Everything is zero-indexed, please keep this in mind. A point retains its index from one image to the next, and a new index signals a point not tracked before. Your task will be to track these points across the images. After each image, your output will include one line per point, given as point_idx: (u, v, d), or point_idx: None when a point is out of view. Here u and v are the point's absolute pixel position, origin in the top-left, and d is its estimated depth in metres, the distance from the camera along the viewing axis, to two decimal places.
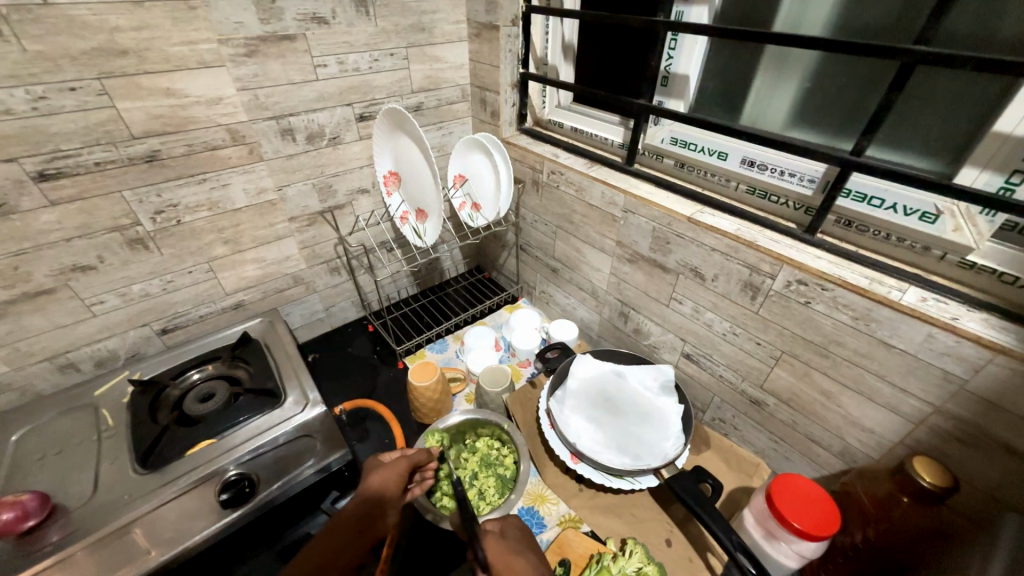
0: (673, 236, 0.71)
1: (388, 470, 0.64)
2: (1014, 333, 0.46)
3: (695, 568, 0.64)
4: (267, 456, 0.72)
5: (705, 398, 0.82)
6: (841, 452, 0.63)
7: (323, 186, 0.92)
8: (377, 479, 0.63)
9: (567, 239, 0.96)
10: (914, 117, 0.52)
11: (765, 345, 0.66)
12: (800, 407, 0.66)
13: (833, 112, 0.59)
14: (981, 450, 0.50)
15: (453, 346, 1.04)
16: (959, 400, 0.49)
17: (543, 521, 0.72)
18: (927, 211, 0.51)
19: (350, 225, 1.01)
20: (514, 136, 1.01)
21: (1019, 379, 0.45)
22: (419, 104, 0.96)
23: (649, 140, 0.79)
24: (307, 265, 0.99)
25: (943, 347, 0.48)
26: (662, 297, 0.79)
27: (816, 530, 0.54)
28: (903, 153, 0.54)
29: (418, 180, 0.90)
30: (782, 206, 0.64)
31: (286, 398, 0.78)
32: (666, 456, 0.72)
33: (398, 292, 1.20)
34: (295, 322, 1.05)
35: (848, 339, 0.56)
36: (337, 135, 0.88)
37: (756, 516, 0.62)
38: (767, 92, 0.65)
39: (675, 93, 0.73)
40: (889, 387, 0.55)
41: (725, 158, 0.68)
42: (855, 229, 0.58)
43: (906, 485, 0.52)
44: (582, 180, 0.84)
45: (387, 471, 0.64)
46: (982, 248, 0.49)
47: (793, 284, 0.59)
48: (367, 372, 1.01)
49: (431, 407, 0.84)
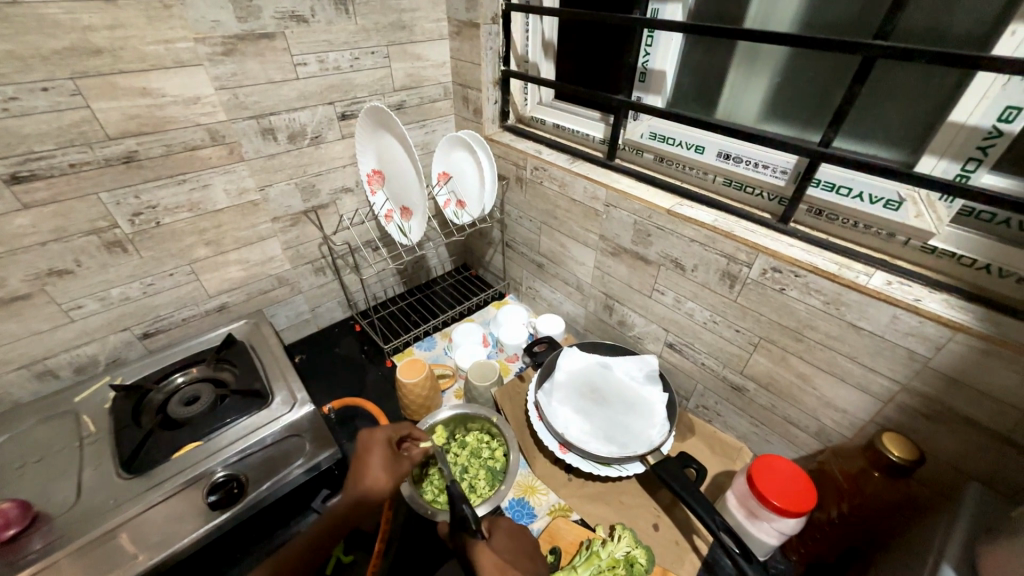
0: (653, 228, 0.73)
1: (392, 465, 0.62)
2: (971, 312, 0.48)
3: (682, 550, 0.67)
4: (255, 457, 0.71)
5: (689, 386, 0.84)
6: (817, 432, 0.66)
7: (306, 186, 0.91)
8: (384, 466, 0.61)
9: (551, 235, 0.97)
10: (877, 109, 0.54)
11: (743, 332, 0.68)
12: (778, 392, 0.68)
13: (803, 105, 0.61)
14: (946, 424, 0.52)
15: (441, 343, 1.05)
16: (923, 376, 0.52)
17: (534, 511, 0.73)
18: (891, 198, 0.54)
19: (334, 225, 1.00)
20: (497, 133, 1.02)
21: (977, 355, 0.47)
22: (402, 102, 0.96)
23: (629, 135, 0.81)
24: (292, 266, 0.99)
25: (908, 327, 0.51)
26: (645, 288, 0.81)
27: (794, 506, 0.56)
28: (869, 144, 0.57)
29: (402, 180, 0.90)
30: (757, 197, 0.67)
31: (274, 398, 0.78)
32: (652, 443, 0.74)
33: (384, 291, 1.19)
34: (280, 324, 1.04)
35: (820, 323, 0.58)
36: (319, 134, 0.88)
37: (738, 497, 0.64)
38: (740, 86, 0.67)
39: (653, 88, 0.74)
40: (860, 368, 0.57)
41: (703, 152, 0.70)
42: (825, 218, 0.60)
43: (877, 460, 0.53)
44: (565, 176, 0.85)
45: (392, 462, 0.62)
46: (941, 233, 0.52)
47: (768, 271, 0.61)
48: (355, 372, 1.01)
49: (420, 404, 0.84)
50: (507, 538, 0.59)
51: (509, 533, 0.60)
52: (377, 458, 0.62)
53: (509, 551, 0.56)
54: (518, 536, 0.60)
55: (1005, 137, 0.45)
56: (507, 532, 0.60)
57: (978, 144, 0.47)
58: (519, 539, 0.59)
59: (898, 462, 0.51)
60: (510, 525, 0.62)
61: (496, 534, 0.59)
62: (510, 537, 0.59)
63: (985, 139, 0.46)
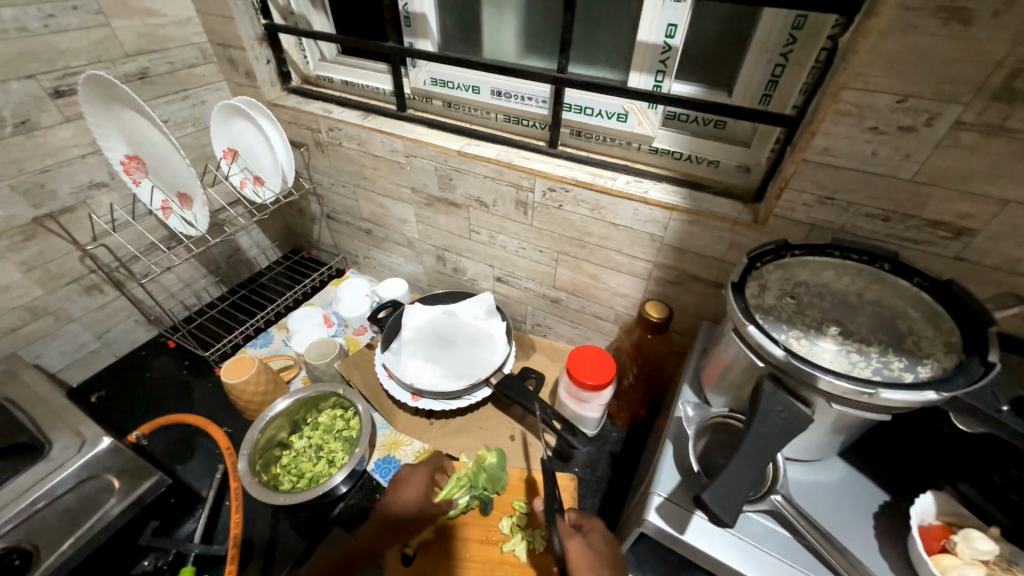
0: (453, 171, 0.76)
1: (423, 474, 0.67)
2: (680, 194, 0.62)
3: (535, 448, 0.76)
4: (45, 514, 0.59)
5: (523, 311, 0.92)
6: (615, 318, 0.80)
7: (30, 187, 0.72)
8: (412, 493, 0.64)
9: (367, 197, 0.95)
10: (595, 38, 0.64)
11: (545, 251, 0.77)
12: (583, 294, 0.80)
13: (547, 40, 0.69)
14: (684, 285, 0.68)
15: (279, 336, 0.98)
16: (664, 253, 0.66)
17: (400, 463, 0.75)
18: (619, 112, 0.64)
19: (89, 230, 0.81)
20: (281, 97, 0.92)
21: (687, 227, 0.61)
22: (144, 70, 0.80)
23: (414, 84, 0.79)
24: (45, 291, 0.78)
25: (645, 216, 0.63)
26: (463, 231, 0.86)
27: (602, 380, 0.68)
28: (599, 69, 0.66)
29: (165, 160, 0.77)
30: (531, 128, 0.73)
31: (53, 446, 0.64)
32: (495, 366, 0.81)
33: (197, 297, 1.03)
34: (54, 363, 0.84)
35: (592, 228, 0.69)
36: (26, 118, 0.69)
37: (567, 391, 0.74)
38: (496, 26, 0.72)
39: (420, 32, 0.73)
40: (626, 258, 0.69)
41: (479, 92, 0.74)
42: (584, 138, 0.70)
43: (646, 326, 0.67)
44: (360, 132, 0.82)
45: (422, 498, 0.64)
46: (658, 136, 0.64)
47: (547, 192, 0.69)
48: (177, 393, 0.88)
49: (259, 401, 0.78)
50: (603, 544, 0.52)
51: (602, 537, 0.53)
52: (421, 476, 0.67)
53: (598, 557, 0.50)
54: (613, 546, 0.52)
55: (674, 50, 0.57)
56: (595, 534, 0.54)
57: (659, 58, 0.58)
58: (605, 543, 0.52)
59: (657, 321, 0.65)
60: (604, 530, 0.54)
61: (590, 530, 0.54)
62: (607, 545, 0.52)
63: (662, 53, 0.58)
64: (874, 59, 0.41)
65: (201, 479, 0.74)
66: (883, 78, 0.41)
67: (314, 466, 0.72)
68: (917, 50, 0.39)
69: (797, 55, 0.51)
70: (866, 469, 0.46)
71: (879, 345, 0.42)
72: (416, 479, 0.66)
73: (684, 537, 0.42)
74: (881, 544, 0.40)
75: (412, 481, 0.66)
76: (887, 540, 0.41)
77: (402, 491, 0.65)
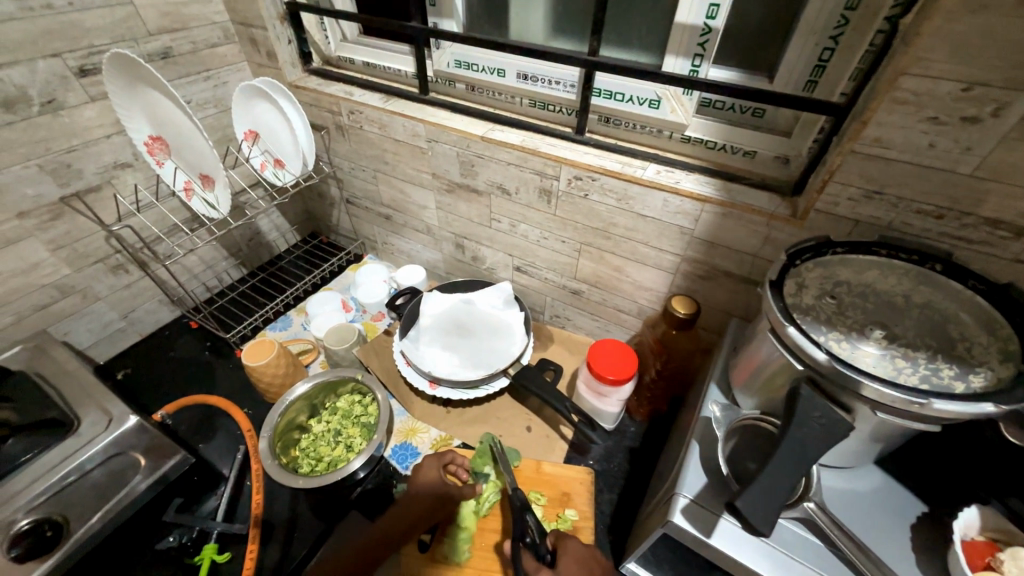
0: (475, 157, 0.75)
1: (439, 462, 0.65)
2: (713, 185, 0.59)
3: (552, 440, 0.76)
4: (75, 489, 0.61)
5: (542, 302, 0.91)
6: (637, 312, 0.78)
7: (57, 167, 0.72)
8: (429, 479, 0.62)
9: (387, 182, 0.93)
10: (628, 18, 0.61)
11: (568, 242, 0.76)
12: (605, 287, 0.78)
13: (576, 20, 0.66)
14: (713, 280, 0.66)
15: (298, 319, 0.99)
16: (693, 246, 0.63)
17: (417, 450, 0.75)
18: (652, 98, 0.61)
19: (115, 211, 0.82)
20: (302, 78, 0.90)
21: (719, 220, 0.59)
22: (167, 49, 0.80)
23: (437, 66, 0.77)
24: (73, 270, 0.80)
25: (675, 207, 0.61)
26: (484, 219, 0.84)
27: (624, 375, 0.66)
28: (631, 52, 0.63)
29: (189, 141, 0.77)
30: (557, 113, 0.71)
31: (82, 422, 0.66)
32: (513, 356, 0.80)
33: (218, 279, 1.04)
34: (82, 341, 0.86)
35: (618, 219, 0.67)
36: (53, 97, 0.69)
37: (586, 384, 0.73)
38: (523, 5, 0.69)
39: (445, 12, 0.72)
40: (653, 251, 0.67)
41: (504, 75, 0.71)
42: (612, 125, 0.67)
43: (672, 322, 0.65)
44: (381, 116, 0.81)
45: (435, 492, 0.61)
46: (692, 123, 0.61)
47: (573, 181, 0.67)
48: (199, 373, 0.90)
49: (279, 384, 0.79)
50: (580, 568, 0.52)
51: (576, 563, 0.52)
52: (437, 465, 0.64)
53: None
54: (588, 570, 0.52)
55: (714, 32, 0.54)
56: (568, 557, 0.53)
57: (698, 41, 0.55)
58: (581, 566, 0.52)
59: (684, 317, 0.63)
60: (578, 551, 0.54)
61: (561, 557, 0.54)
62: (578, 569, 0.52)
63: (701, 35, 0.55)
64: (939, 42, 0.38)
65: (223, 458, 0.76)
66: (948, 63, 0.38)
67: (332, 450, 0.73)
68: (990, 33, 0.36)
69: (849, 38, 0.48)
70: (904, 479, 0.44)
71: (928, 351, 0.40)
72: (429, 470, 0.64)
73: (711, 541, 0.41)
74: (918, 557, 0.39)
75: (424, 470, 0.64)
76: (925, 554, 0.39)
77: (421, 478, 0.63)
